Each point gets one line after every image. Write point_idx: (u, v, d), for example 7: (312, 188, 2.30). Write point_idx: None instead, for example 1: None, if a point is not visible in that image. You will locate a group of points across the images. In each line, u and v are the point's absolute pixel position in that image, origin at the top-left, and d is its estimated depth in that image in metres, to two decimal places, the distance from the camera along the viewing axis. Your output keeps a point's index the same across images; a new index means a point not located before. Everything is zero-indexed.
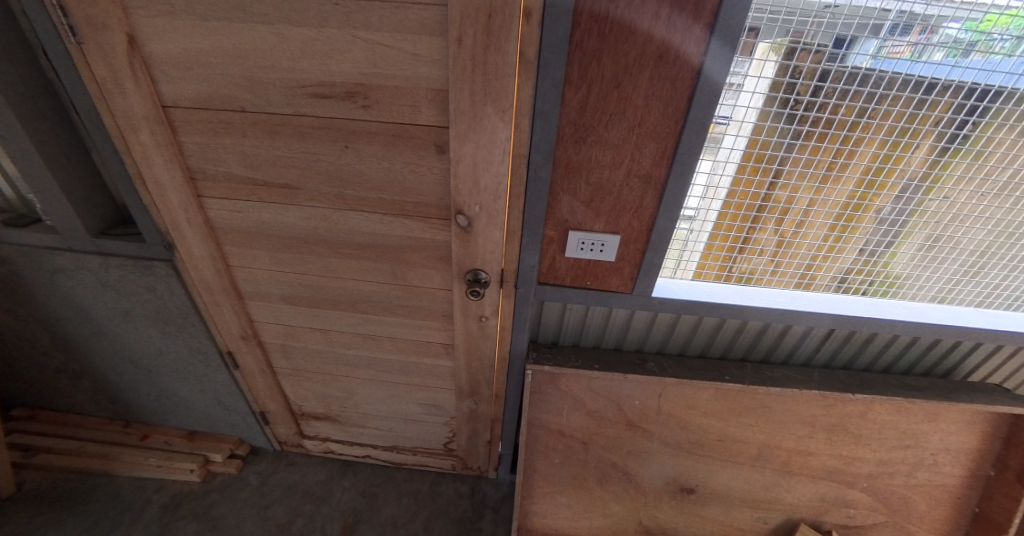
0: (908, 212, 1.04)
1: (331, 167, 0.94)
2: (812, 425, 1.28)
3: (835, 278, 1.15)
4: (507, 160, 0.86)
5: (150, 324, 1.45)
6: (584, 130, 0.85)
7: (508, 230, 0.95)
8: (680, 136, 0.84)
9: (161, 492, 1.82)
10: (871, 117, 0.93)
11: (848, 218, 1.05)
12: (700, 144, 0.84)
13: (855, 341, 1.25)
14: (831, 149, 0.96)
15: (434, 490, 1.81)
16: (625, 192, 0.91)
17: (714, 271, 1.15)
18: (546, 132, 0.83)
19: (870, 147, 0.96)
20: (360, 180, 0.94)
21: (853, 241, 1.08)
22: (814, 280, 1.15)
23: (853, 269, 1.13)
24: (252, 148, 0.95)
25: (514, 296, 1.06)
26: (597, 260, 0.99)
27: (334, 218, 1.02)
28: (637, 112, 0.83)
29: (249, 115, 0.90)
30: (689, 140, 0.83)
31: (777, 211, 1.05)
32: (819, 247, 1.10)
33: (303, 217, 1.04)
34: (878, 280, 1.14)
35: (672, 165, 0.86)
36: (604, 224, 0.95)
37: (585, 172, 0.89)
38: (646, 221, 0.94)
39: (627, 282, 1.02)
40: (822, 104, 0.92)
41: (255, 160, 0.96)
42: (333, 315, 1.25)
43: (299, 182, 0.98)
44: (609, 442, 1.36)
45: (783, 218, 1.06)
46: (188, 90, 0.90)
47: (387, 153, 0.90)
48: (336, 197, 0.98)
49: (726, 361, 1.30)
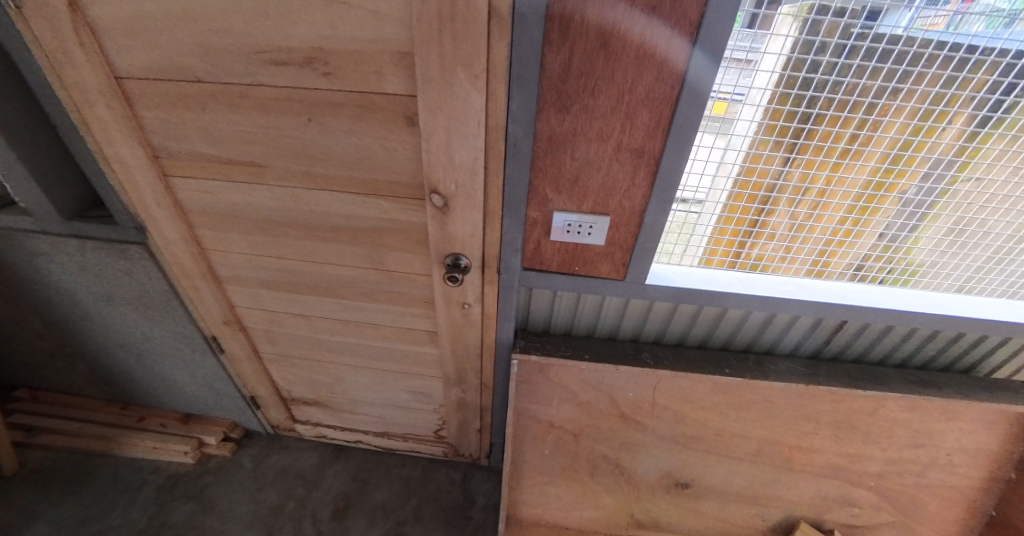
0: (937, 192, 0.94)
1: (297, 143, 0.87)
2: (817, 420, 1.21)
3: (851, 265, 1.06)
4: (484, 133, 0.78)
5: (134, 308, 1.41)
6: (566, 98, 0.75)
7: (488, 214, 0.87)
8: (676, 105, 0.74)
9: (157, 473, 1.82)
10: (901, 83, 0.82)
11: (869, 199, 0.95)
12: (700, 110, 0.73)
13: (866, 331, 1.16)
14: (850, 121, 0.86)
15: (426, 476, 1.79)
16: (615, 169, 0.81)
17: (720, 257, 1.06)
18: (525, 99, 0.74)
19: (897, 120, 0.86)
20: (328, 156, 0.87)
21: (873, 225, 0.99)
22: (828, 267, 1.07)
23: (871, 256, 1.04)
24: (213, 123, 0.88)
25: (497, 282, 0.99)
26: (586, 244, 0.90)
27: (304, 198, 0.95)
28: (627, 75, 0.73)
29: (205, 84, 0.83)
30: (686, 110, 0.74)
31: (789, 191, 0.96)
32: (834, 232, 1.01)
33: (272, 197, 0.97)
34: (896, 266, 1.05)
35: (668, 137, 0.76)
36: (593, 205, 0.85)
37: (570, 145, 0.80)
38: (638, 202, 0.84)
39: (619, 267, 0.93)
40: (842, 68, 0.81)
41: (218, 135, 0.89)
42: (312, 300, 1.20)
43: (265, 159, 0.91)
44: (600, 433, 1.32)
45: (794, 199, 0.97)
46: (139, 58, 0.82)
47: (354, 125, 0.82)
48: (304, 176, 0.91)
49: (728, 354, 1.21)
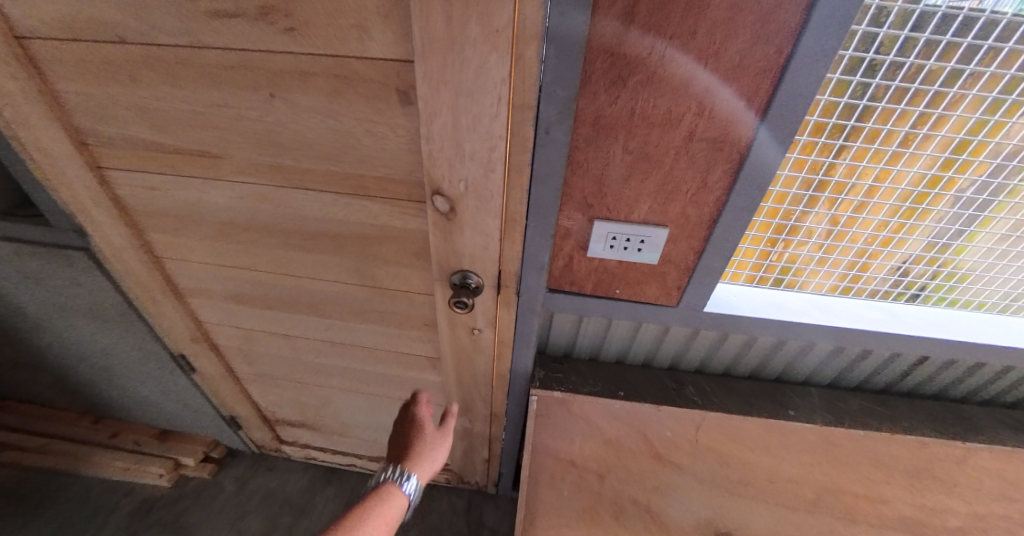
0: (1007, 192, 0.69)
1: (259, 127, 0.66)
2: (890, 468, 1.02)
3: (885, 279, 0.83)
4: (504, 112, 0.52)
5: (86, 320, 1.19)
6: (621, 66, 0.50)
7: (507, 222, 0.64)
8: (782, 77, 0.49)
9: (130, 496, 1.64)
10: (1003, 39, 0.55)
11: (918, 198, 0.71)
12: (816, 89, 0.49)
13: (930, 368, 1.02)
14: (933, 96, 0.60)
15: (427, 507, 1.59)
16: (681, 167, 0.58)
17: (743, 269, 0.83)
18: (562, 69, 0.50)
19: (999, 100, 0.60)
20: (300, 144, 0.67)
21: (929, 233, 0.75)
22: (859, 282, 0.84)
23: (908, 270, 0.81)
24: (149, 100, 0.67)
25: (514, 305, 0.78)
26: (634, 261, 0.69)
27: (274, 197, 0.75)
28: (712, 33, 0.47)
29: (131, 47, 0.62)
30: (795, 87, 0.49)
31: (830, 188, 0.71)
32: (870, 239, 0.77)
33: (233, 196, 0.77)
34: (934, 276, 0.81)
35: (761, 125, 0.53)
36: (647, 211, 0.63)
37: (622, 133, 0.56)
38: (708, 208, 0.62)
39: (670, 291, 0.74)
40: (944, 19, 0.54)
41: (157, 116, 0.69)
42: (291, 317, 1.01)
43: (222, 147, 0.70)
44: (629, 474, 1.13)
45: (834, 198, 0.72)
46: (38, 10, 0.60)
47: (333, 103, 0.61)
48: (271, 168, 0.71)
49: (785, 390, 1.08)
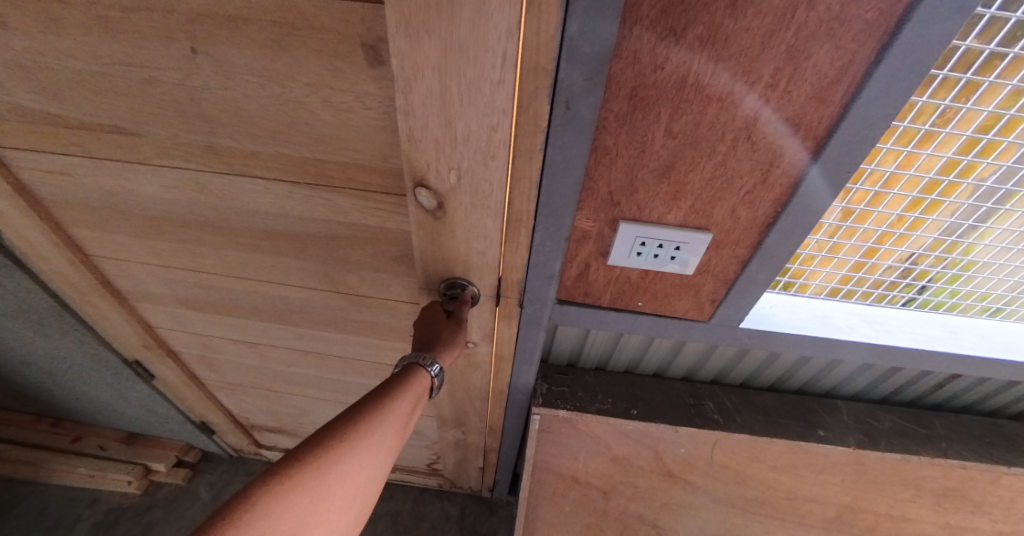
0: None
1: (181, 94, 0.51)
2: (920, 488, 0.93)
3: (885, 283, 0.69)
4: (513, 78, 0.38)
5: (16, 324, 0.99)
6: (674, 14, 0.36)
7: (510, 222, 0.51)
8: (894, 35, 0.35)
9: (95, 506, 1.45)
10: None
11: (935, 189, 0.56)
12: (937, 54, 0.35)
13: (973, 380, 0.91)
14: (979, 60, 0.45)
15: (417, 513, 1.48)
16: (738, 156, 0.44)
17: None
18: (594, 18, 0.36)
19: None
20: (237, 119, 0.51)
21: (995, 236, 0.61)
22: (855, 287, 0.70)
23: (909, 272, 0.67)
24: (28, 54, 0.50)
25: (517, 317, 0.65)
26: (664, 272, 0.56)
27: (213, 188, 0.61)
28: None
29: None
30: (910, 51, 0.36)
31: (899, 183, 0.55)
32: (929, 244, 0.63)
33: (164, 185, 0.62)
34: (941, 277, 0.68)
35: (853, 103, 0.39)
36: (687, 212, 0.50)
37: (666, 109, 0.42)
38: (763, 209, 0.49)
39: (702, 305, 0.61)
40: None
41: (43, 79, 0.52)
42: (255, 325, 0.86)
43: (139, 123, 0.55)
44: (637, 492, 1.02)
45: (900, 196, 0.57)
46: None
47: (280, 62, 0.46)
48: (205, 150, 0.56)
49: (812, 403, 0.96)
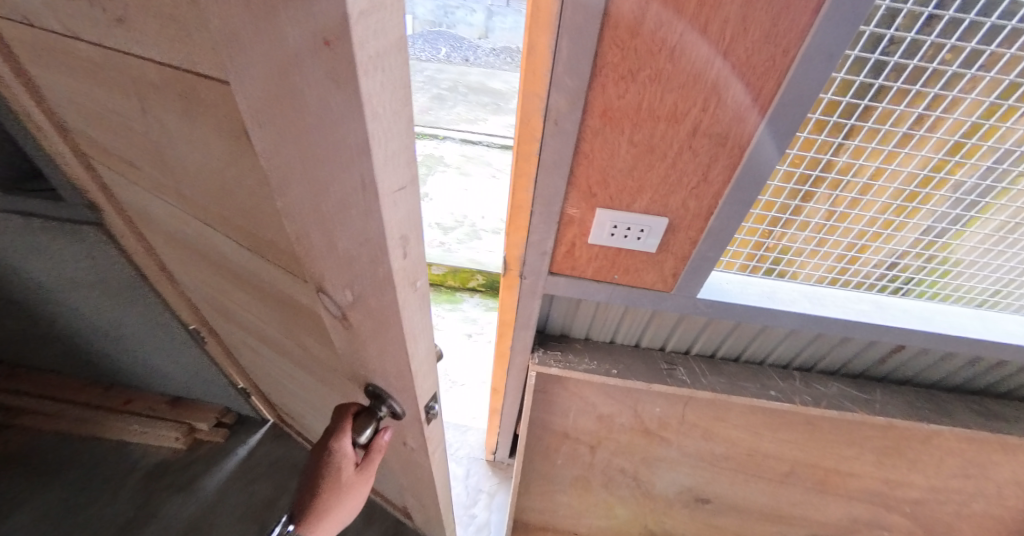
0: (995, 190, 0.71)
1: (146, 143, 0.51)
2: (863, 447, 1.07)
3: (878, 274, 0.83)
4: (380, 207, 0.30)
5: (92, 295, 1.14)
6: (633, 58, 0.51)
7: (514, 209, 0.69)
8: (785, 77, 0.50)
9: (143, 460, 1.48)
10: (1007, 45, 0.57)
11: (911, 196, 0.72)
12: (819, 90, 0.50)
13: (914, 351, 1.03)
14: (934, 99, 0.62)
15: None
16: (685, 160, 0.59)
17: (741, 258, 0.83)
18: (575, 60, 0.52)
19: (979, 77, 0.60)
20: (184, 174, 0.50)
21: (970, 236, 0.76)
22: (852, 278, 0.84)
23: (899, 265, 0.81)
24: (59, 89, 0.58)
25: (518, 288, 0.80)
26: (633, 250, 0.70)
27: (194, 231, 0.65)
28: (724, 31, 0.48)
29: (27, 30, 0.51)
30: (801, 86, 0.50)
31: (886, 193, 0.72)
32: (914, 242, 0.78)
33: (159, 208, 0.68)
34: (929, 271, 0.81)
35: (766, 121, 0.53)
36: (649, 202, 0.64)
37: (629, 124, 0.57)
38: (707, 202, 0.63)
39: (666, 277, 0.74)
40: (910, 16, 0.56)
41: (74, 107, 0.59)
42: (249, 345, 0.98)
43: (134, 156, 0.58)
44: (620, 447, 1.18)
45: (888, 203, 0.73)
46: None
47: (183, 123, 0.42)
48: (169, 197, 0.61)
49: (770, 372, 1.09)
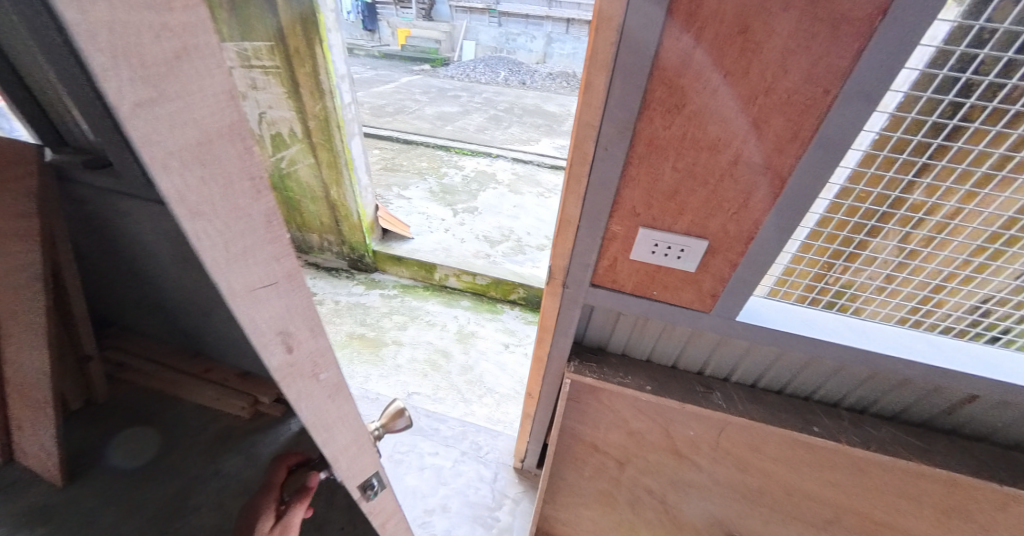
0: None
1: None
2: (919, 501, 0.99)
3: (957, 320, 0.73)
4: (255, 299, 0.42)
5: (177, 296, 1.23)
6: (679, 93, 0.57)
7: (561, 222, 0.74)
8: (823, 115, 0.54)
9: None
10: None
11: (993, 238, 0.66)
12: (858, 128, 0.53)
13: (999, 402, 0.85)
14: (1015, 140, 0.60)
15: (455, 469, 1.64)
16: (726, 187, 0.63)
17: (799, 289, 0.79)
18: (627, 94, 0.58)
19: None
20: None
21: None
22: (923, 320, 0.76)
23: (986, 311, 0.71)
24: None
25: (560, 295, 0.86)
26: (672, 268, 0.73)
27: None
28: (765, 73, 0.53)
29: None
30: (840, 122, 0.54)
31: (965, 232, 0.67)
32: (1007, 289, 0.69)
33: None
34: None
35: (806, 152, 0.56)
36: (689, 224, 0.68)
37: (673, 152, 0.62)
38: (746, 228, 0.66)
39: (704, 298, 0.76)
40: (962, 56, 0.57)
41: None
42: None
43: None
44: (648, 466, 1.19)
45: (967, 245, 0.67)
46: None
47: None
48: None
49: (818, 410, 0.96)
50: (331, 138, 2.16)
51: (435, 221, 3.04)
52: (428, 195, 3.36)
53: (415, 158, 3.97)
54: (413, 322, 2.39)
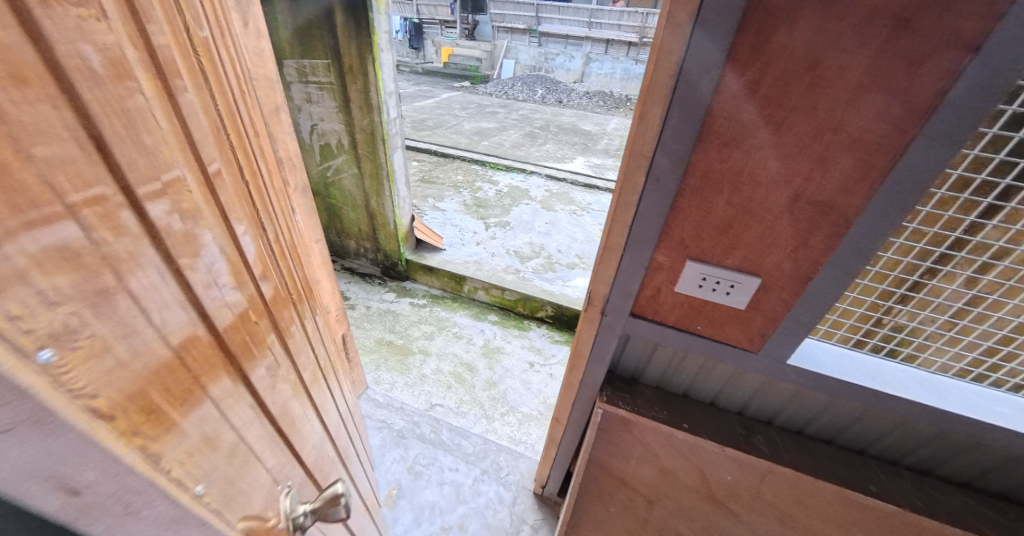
0: None
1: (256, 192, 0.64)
2: None
3: None
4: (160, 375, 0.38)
5: None
6: (738, 128, 0.55)
7: (605, 250, 0.73)
8: (898, 156, 0.51)
9: None
10: None
11: None
12: (937, 171, 0.50)
13: None
14: None
15: (475, 489, 1.61)
16: (784, 224, 0.60)
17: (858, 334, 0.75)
18: (682, 126, 0.56)
19: None
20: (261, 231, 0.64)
21: None
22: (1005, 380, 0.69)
23: None
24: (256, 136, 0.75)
25: (598, 323, 0.84)
26: (720, 303, 0.71)
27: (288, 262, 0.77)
28: (835, 110, 0.50)
29: (229, 54, 0.65)
30: (917, 164, 0.50)
31: None
32: None
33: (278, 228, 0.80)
34: None
35: (876, 195, 0.53)
36: (742, 260, 0.65)
37: (728, 186, 0.60)
38: (804, 267, 0.63)
39: (753, 337, 0.73)
40: None
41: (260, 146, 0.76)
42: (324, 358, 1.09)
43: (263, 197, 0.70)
44: (679, 507, 1.08)
45: None
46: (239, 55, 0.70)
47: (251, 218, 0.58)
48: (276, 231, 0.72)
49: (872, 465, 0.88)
50: (375, 151, 2.23)
51: (467, 234, 3.07)
52: (462, 208, 3.40)
53: (451, 171, 4.04)
54: (441, 332, 2.40)
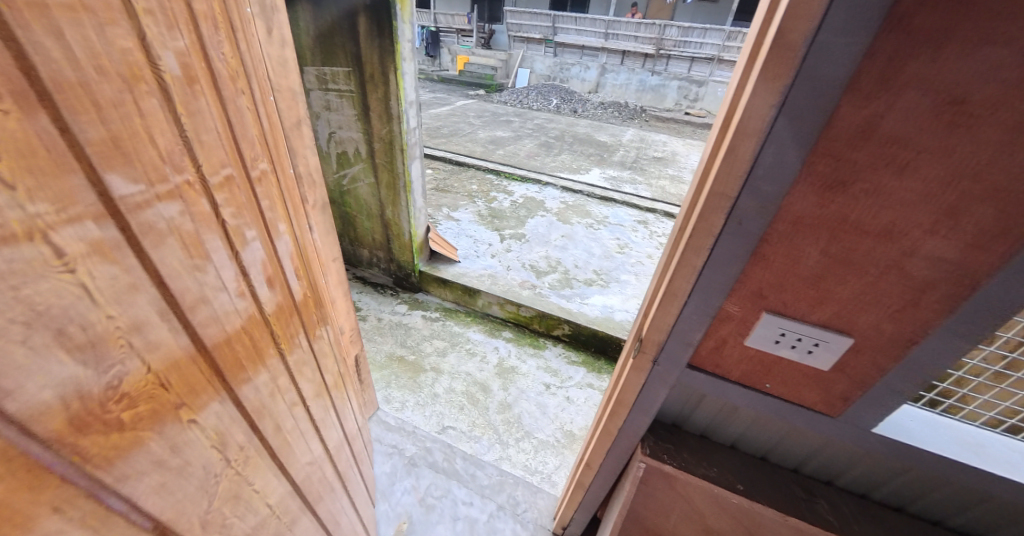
0: None
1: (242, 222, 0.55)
2: None
3: None
4: None
5: None
6: (849, 170, 0.46)
7: (665, 297, 0.64)
8: None
9: None
10: None
11: None
12: None
13: None
14: None
15: (490, 526, 1.52)
16: (892, 280, 0.51)
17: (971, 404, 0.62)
18: (779, 166, 0.48)
19: None
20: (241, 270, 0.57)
21: None
22: None
23: None
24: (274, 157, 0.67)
25: (647, 372, 0.75)
26: (798, 362, 0.62)
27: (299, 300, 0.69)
28: (978, 153, 0.42)
29: (250, 70, 0.59)
30: None
31: None
32: None
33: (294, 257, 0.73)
34: None
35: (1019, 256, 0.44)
36: (832, 317, 0.56)
37: (827, 234, 0.51)
38: (910, 331, 0.53)
39: (832, 400, 0.64)
40: None
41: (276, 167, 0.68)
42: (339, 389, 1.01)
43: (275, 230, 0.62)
44: None
45: None
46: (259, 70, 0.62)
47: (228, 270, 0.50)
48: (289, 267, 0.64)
49: None
50: (393, 161, 2.16)
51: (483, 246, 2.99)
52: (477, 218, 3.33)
53: (465, 180, 3.97)
54: (454, 349, 2.31)
